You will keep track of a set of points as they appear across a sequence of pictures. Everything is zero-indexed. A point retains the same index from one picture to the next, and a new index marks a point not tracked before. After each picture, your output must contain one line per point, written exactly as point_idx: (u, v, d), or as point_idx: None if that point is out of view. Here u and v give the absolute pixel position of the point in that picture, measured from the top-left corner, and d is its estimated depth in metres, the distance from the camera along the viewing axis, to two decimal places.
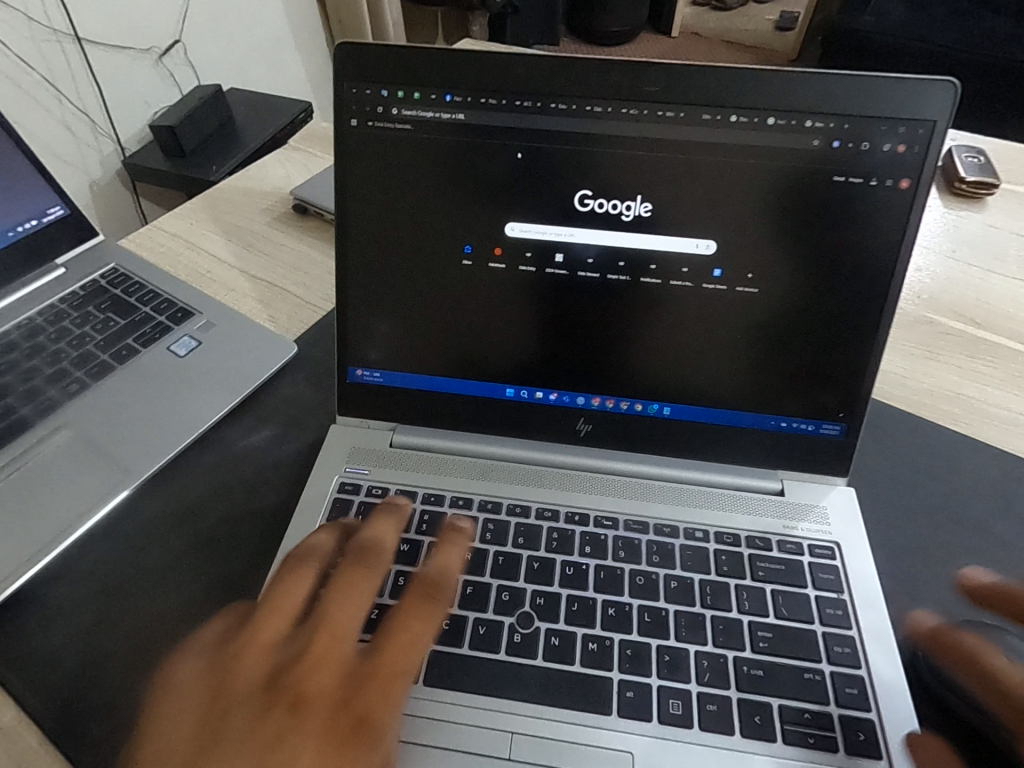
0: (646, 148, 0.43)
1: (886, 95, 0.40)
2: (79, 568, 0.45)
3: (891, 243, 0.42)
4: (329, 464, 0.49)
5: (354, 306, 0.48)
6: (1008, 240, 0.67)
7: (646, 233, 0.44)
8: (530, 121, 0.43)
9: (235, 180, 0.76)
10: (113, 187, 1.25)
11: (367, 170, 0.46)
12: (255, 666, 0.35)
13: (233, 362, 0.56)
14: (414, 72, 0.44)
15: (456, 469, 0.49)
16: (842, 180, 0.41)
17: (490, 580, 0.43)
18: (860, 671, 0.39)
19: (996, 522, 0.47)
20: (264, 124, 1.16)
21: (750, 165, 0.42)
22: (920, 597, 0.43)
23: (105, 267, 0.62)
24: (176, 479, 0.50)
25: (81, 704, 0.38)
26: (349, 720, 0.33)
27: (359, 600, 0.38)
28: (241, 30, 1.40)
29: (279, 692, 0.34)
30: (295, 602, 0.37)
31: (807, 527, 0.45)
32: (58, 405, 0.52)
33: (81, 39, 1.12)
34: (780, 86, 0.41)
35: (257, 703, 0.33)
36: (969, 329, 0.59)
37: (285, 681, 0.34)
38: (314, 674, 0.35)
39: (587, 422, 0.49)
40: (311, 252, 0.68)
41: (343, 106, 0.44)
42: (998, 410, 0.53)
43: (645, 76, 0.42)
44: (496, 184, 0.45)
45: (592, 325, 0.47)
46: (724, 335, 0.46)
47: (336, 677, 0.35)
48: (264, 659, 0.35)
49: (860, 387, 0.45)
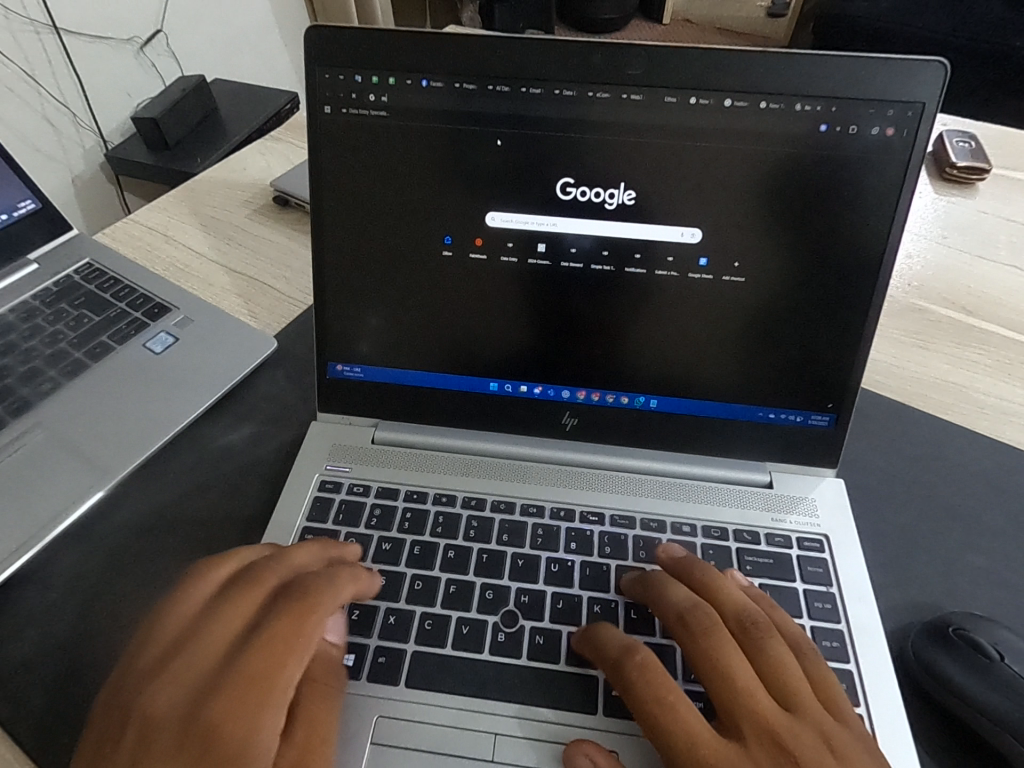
0: (629, 134, 0.42)
1: (874, 77, 0.39)
2: (53, 572, 0.44)
3: (879, 230, 0.41)
4: (309, 461, 0.48)
5: (332, 300, 0.47)
6: (999, 226, 0.66)
7: (630, 222, 0.43)
8: (510, 107, 0.42)
9: (215, 172, 0.74)
10: (96, 182, 1.22)
11: (342, 159, 0.44)
12: (133, 675, 0.35)
13: (210, 359, 0.55)
14: (389, 56, 0.42)
15: (439, 466, 0.48)
16: (829, 165, 0.40)
17: (473, 578, 0.42)
18: (848, 665, 0.39)
19: (986, 511, 0.46)
20: (247, 115, 1.13)
21: (735, 151, 0.41)
22: (909, 590, 0.43)
23: (80, 262, 0.60)
24: (153, 479, 0.49)
25: (53, 711, 0.38)
26: (204, 740, 0.33)
27: (247, 616, 0.37)
28: (224, 19, 1.37)
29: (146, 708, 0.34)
30: (184, 612, 0.37)
31: (795, 519, 0.45)
32: (31, 404, 0.51)
33: (59, 29, 1.09)
34: (767, 69, 0.39)
35: (124, 717, 0.33)
36: (960, 317, 0.59)
37: (146, 698, 0.34)
38: (183, 691, 0.34)
39: (573, 416, 0.48)
40: (292, 245, 0.66)
41: (316, 93, 0.43)
42: (988, 398, 0.53)
43: (627, 59, 0.41)
44: (476, 172, 0.44)
45: (576, 317, 0.46)
46: (710, 325, 0.45)
47: (202, 695, 0.34)
48: (141, 672, 0.35)
49: (848, 377, 0.44)
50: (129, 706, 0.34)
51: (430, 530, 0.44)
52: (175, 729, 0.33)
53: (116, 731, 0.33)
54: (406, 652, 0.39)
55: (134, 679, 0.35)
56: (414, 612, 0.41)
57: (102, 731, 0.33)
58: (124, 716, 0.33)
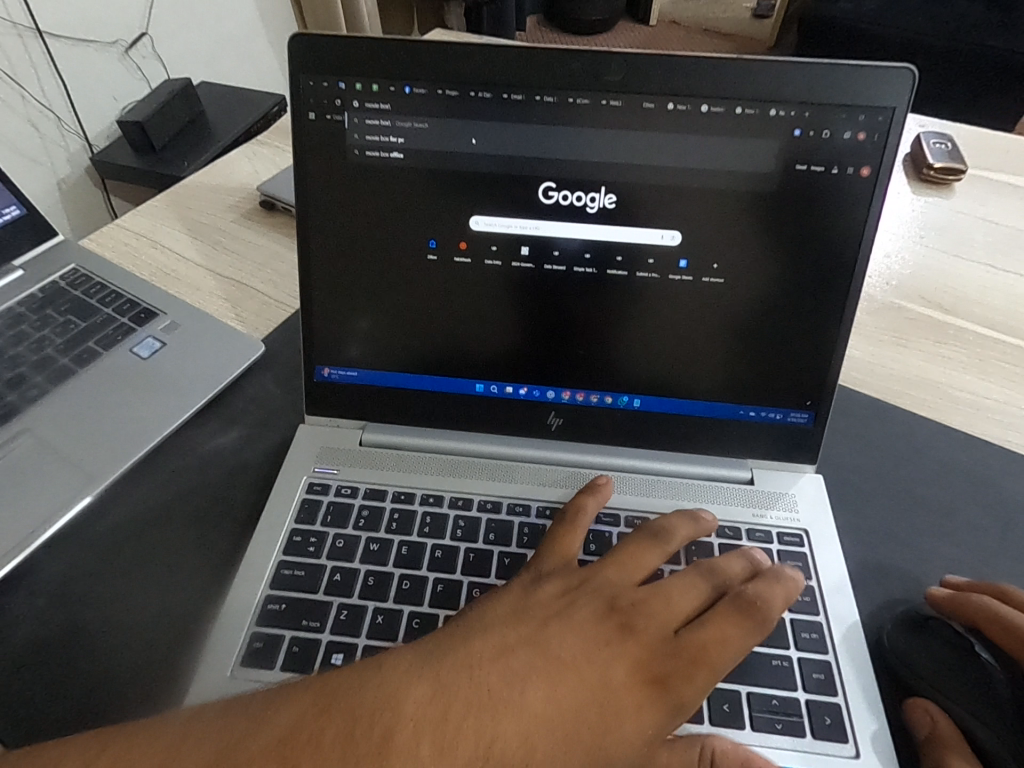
0: (609, 139, 0.43)
1: (846, 84, 0.40)
2: (40, 578, 0.44)
3: (854, 230, 0.42)
4: (297, 464, 0.48)
5: (319, 305, 0.48)
6: (975, 226, 0.68)
7: (612, 224, 0.44)
8: (492, 113, 0.43)
9: (202, 177, 0.75)
10: (82, 186, 1.22)
11: (326, 167, 0.45)
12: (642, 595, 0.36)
13: (198, 364, 0.55)
14: (371, 64, 0.43)
15: (426, 467, 0.48)
16: (803, 168, 0.41)
17: (461, 577, 0.43)
18: (826, 656, 0.40)
19: (961, 504, 0.48)
20: (233, 118, 1.13)
21: (713, 156, 0.42)
22: (886, 584, 0.44)
23: (66, 268, 0.60)
24: (141, 484, 0.49)
25: (42, 714, 0.38)
26: (671, 677, 0.33)
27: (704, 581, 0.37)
28: (211, 22, 1.37)
29: (657, 627, 0.34)
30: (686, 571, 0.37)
31: (775, 515, 0.46)
32: (17, 411, 0.51)
33: (42, 32, 1.09)
34: (741, 75, 0.40)
35: (632, 624, 0.34)
36: (936, 315, 0.60)
37: (648, 613, 0.35)
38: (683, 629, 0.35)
39: (558, 416, 0.49)
40: (280, 249, 0.67)
41: (301, 99, 0.43)
42: (964, 394, 0.54)
43: (606, 65, 0.41)
44: (460, 177, 0.44)
45: (559, 318, 0.47)
46: (691, 325, 0.46)
47: (706, 630, 0.34)
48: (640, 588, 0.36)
49: (826, 374, 0.45)
50: (581, 611, 0.35)
51: (417, 530, 0.45)
52: (681, 659, 0.33)
53: (593, 636, 0.34)
54: (394, 650, 0.40)
55: (615, 599, 0.36)
56: (403, 611, 0.41)
57: (605, 628, 0.34)
58: (624, 628, 0.34)
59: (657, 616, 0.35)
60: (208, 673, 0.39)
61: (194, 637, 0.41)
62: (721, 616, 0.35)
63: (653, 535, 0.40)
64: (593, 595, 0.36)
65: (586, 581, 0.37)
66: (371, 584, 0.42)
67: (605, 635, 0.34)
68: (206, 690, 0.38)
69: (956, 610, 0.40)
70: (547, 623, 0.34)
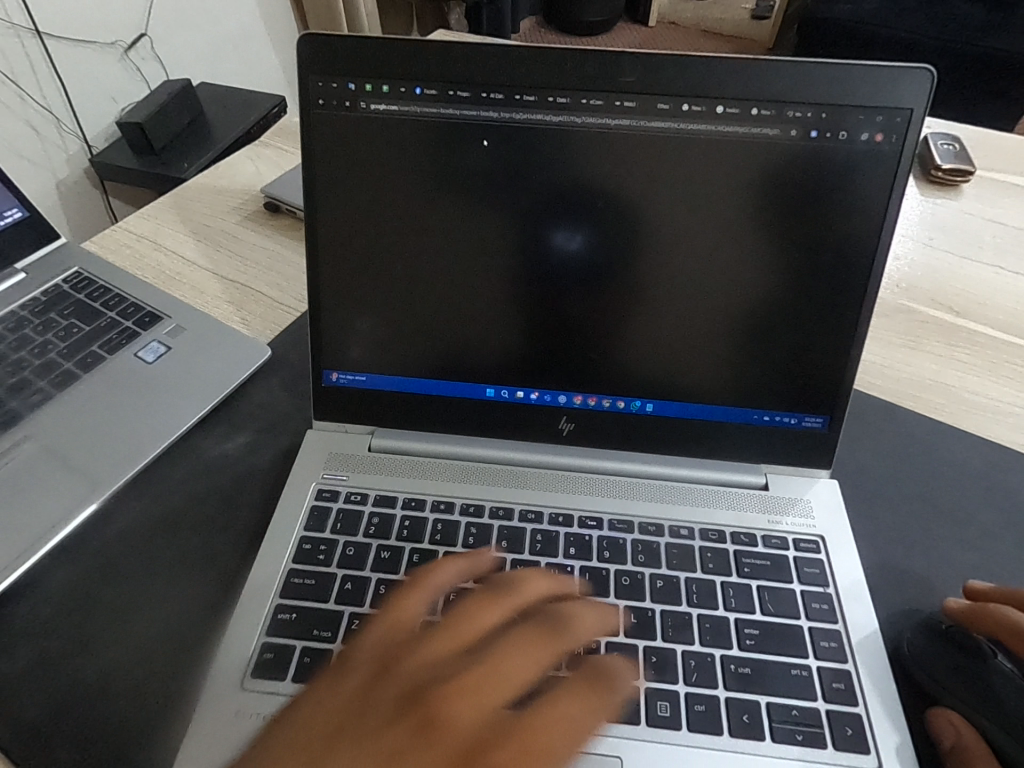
0: (622, 140, 0.42)
1: (862, 84, 0.39)
2: (46, 587, 0.43)
3: (869, 232, 0.42)
4: (305, 471, 0.48)
5: (327, 309, 0.47)
6: (984, 227, 0.67)
7: (624, 227, 0.44)
8: (503, 114, 0.42)
9: (206, 179, 0.74)
10: (81, 188, 1.21)
11: (334, 169, 0.44)
12: (507, 662, 0.33)
13: (204, 368, 0.54)
14: (380, 65, 0.42)
15: (436, 473, 0.48)
16: (819, 171, 0.41)
17: (473, 586, 0.42)
18: (846, 665, 0.39)
19: (977, 508, 0.47)
20: (234, 119, 1.12)
21: (727, 157, 0.41)
22: (904, 591, 0.43)
23: (68, 271, 0.60)
24: (147, 491, 0.48)
25: (49, 727, 0.37)
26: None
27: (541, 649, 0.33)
28: (212, 23, 1.36)
29: (466, 718, 0.31)
30: (514, 637, 0.34)
31: (791, 521, 0.45)
32: (20, 417, 0.50)
33: (42, 33, 1.08)
34: (756, 75, 0.40)
35: (445, 708, 0.31)
36: (947, 317, 0.60)
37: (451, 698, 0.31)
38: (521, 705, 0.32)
39: (570, 421, 0.48)
40: (284, 251, 0.66)
41: (309, 101, 0.43)
42: (976, 397, 0.54)
43: (620, 66, 0.41)
44: (470, 179, 0.44)
45: (571, 322, 0.46)
46: (704, 329, 0.45)
47: (536, 713, 0.31)
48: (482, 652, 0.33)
49: (842, 378, 0.45)
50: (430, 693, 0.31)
51: (428, 538, 0.44)
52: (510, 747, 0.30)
53: (397, 720, 0.31)
54: None
55: (512, 664, 0.33)
56: None
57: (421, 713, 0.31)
58: (415, 703, 0.31)
59: (502, 691, 0.32)
60: (217, 686, 0.38)
61: (203, 648, 0.40)
62: (515, 687, 0.32)
63: (577, 606, 0.36)
64: (435, 664, 0.33)
65: (406, 646, 0.34)
66: (383, 592, 0.42)
67: (400, 719, 0.31)
68: (215, 702, 0.38)
69: (975, 617, 0.39)
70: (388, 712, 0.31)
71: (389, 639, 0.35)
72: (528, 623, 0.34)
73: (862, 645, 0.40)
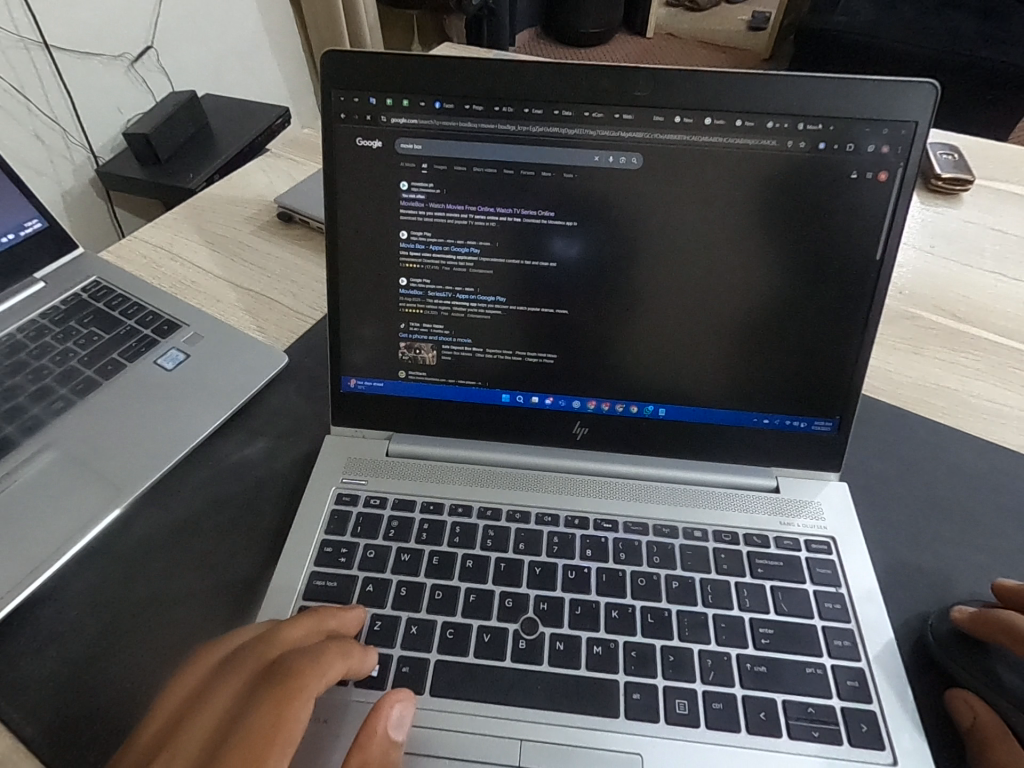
0: (636, 152, 0.43)
1: (869, 99, 0.40)
2: (70, 591, 0.44)
3: (876, 242, 0.43)
4: (325, 475, 0.49)
5: (346, 316, 0.48)
6: (983, 235, 0.69)
7: (637, 235, 0.45)
8: (517, 127, 0.44)
9: (218, 190, 0.75)
10: (86, 197, 1.23)
11: (354, 180, 0.45)
12: (231, 706, 0.36)
13: (222, 376, 0.55)
14: (401, 79, 0.43)
15: (454, 477, 0.49)
16: (827, 182, 0.42)
17: (493, 587, 0.43)
18: (860, 663, 0.40)
19: (982, 510, 0.48)
20: (239, 130, 1.14)
21: (737, 167, 0.43)
22: (915, 591, 0.44)
23: (87, 280, 0.61)
24: (168, 496, 0.49)
25: (78, 727, 0.38)
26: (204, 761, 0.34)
27: (229, 665, 0.37)
28: (218, 36, 1.38)
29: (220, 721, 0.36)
30: (197, 661, 0.38)
31: (802, 523, 0.46)
32: (42, 424, 0.51)
33: (50, 45, 1.10)
34: (767, 89, 0.41)
35: (192, 731, 0.35)
36: (950, 323, 0.61)
37: (228, 705, 0.36)
38: (228, 740, 0.35)
39: (584, 425, 0.49)
40: (298, 260, 0.67)
41: (332, 115, 0.44)
42: (981, 401, 0.55)
43: (632, 80, 0.42)
44: (486, 188, 0.45)
45: (583, 329, 0.47)
46: (715, 334, 0.46)
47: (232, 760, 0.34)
48: (215, 692, 0.36)
49: (851, 383, 0.46)
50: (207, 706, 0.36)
51: (447, 540, 0.45)
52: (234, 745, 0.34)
53: (142, 742, 0.35)
54: (429, 661, 0.40)
55: (231, 708, 0.36)
56: (437, 621, 0.41)
57: (178, 722, 0.36)
58: (175, 726, 0.36)
59: (231, 723, 0.35)
60: None
61: None
62: (269, 736, 0.34)
63: (305, 654, 0.37)
64: (202, 695, 0.36)
65: (211, 670, 0.37)
66: (405, 594, 0.43)
67: (152, 742, 0.35)
68: None
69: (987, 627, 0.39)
70: (184, 720, 0.36)
71: (216, 660, 0.38)
72: (251, 672, 0.37)
73: (877, 644, 0.41)
